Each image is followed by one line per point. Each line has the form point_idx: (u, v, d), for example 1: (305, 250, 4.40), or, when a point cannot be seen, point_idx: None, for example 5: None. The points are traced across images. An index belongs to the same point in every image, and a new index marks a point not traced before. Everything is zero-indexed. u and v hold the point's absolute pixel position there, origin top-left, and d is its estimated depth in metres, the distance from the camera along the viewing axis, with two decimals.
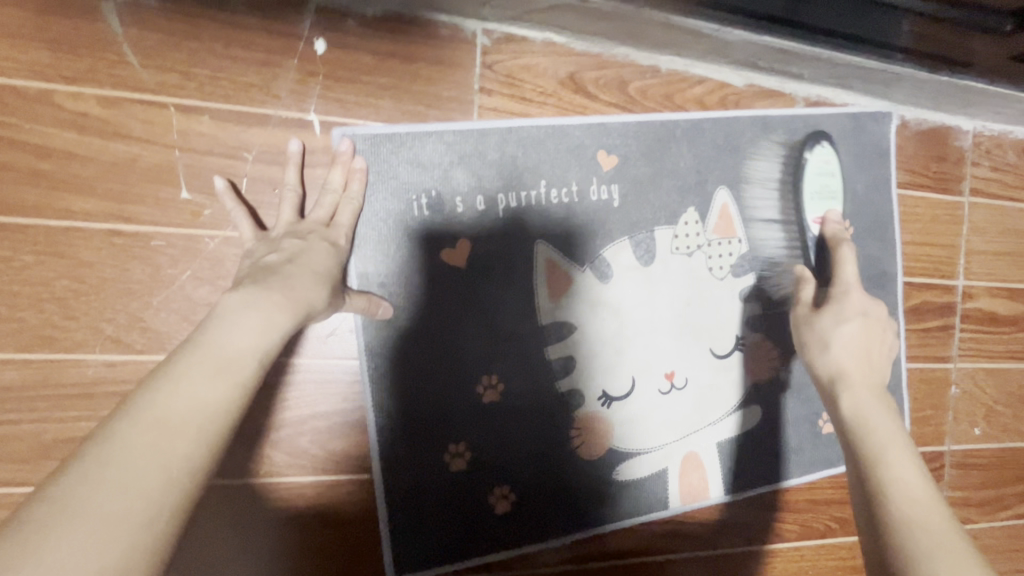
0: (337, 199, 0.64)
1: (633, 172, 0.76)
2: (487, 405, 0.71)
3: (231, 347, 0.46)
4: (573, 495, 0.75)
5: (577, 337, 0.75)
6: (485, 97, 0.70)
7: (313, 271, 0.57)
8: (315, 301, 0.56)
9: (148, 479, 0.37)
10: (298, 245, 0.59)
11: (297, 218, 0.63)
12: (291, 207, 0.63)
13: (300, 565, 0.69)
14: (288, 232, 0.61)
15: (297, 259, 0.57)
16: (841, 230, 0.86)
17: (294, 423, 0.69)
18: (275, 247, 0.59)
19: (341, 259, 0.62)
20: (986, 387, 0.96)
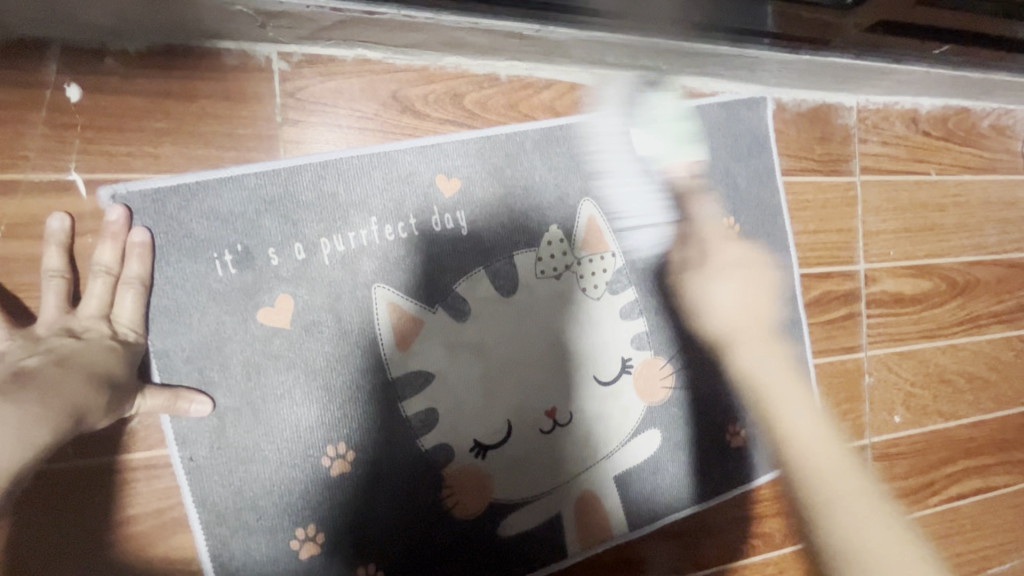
0: (109, 281, 0.55)
1: (479, 195, 0.68)
2: (337, 478, 0.63)
3: None
4: (455, 561, 0.67)
5: (436, 386, 0.66)
6: (291, 131, 0.61)
7: (86, 372, 0.49)
8: (89, 407, 0.48)
9: None
10: (71, 344, 0.50)
11: (63, 312, 0.53)
12: (54, 295, 0.53)
13: None
14: (53, 331, 0.51)
15: (70, 359, 0.49)
16: (727, 227, 0.80)
17: (99, 538, 0.57)
18: (40, 348, 0.49)
19: (129, 355, 0.54)
20: (901, 372, 0.92)
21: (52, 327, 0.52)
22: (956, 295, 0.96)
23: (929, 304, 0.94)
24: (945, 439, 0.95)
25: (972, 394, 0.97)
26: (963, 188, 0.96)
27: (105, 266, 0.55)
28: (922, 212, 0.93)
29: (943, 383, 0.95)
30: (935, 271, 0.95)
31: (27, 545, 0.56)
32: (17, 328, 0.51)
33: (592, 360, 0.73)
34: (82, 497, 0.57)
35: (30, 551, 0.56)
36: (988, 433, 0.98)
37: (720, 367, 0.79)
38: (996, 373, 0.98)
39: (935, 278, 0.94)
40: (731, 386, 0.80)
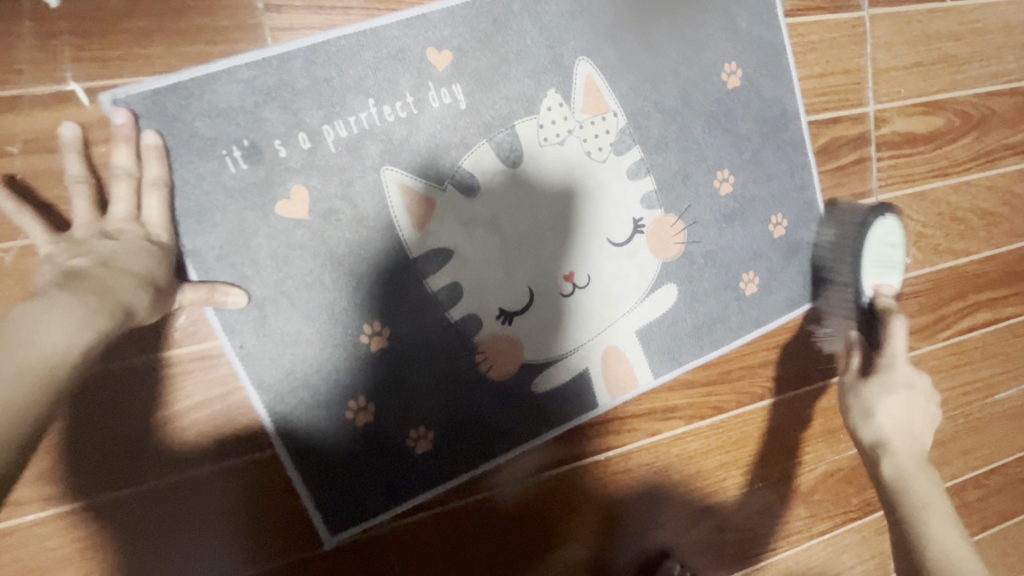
0: (133, 182, 0.55)
1: (472, 67, 0.67)
2: (377, 353, 0.68)
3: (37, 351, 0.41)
4: (496, 418, 0.74)
5: (457, 262, 0.69)
6: (274, 17, 0.60)
7: (129, 270, 0.51)
8: (134, 295, 0.50)
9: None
10: (112, 243, 0.52)
11: (94, 216, 0.54)
12: (85, 200, 0.54)
13: (233, 554, 0.67)
14: (90, 234, 0.52)
15: (114, 257, 0.50)
16: (728, 74, 0.78)
17: (178, 422, 0.64)
18: (82, 248, 0.51)
19: (166, 257, 0.56)
20: (913, 213, 0.92)
21: (88, 229, 0.53)
22: (970, 131, 0.93)
23: (943, 141, 0.92)
24: (956, 276, 0.97)
25: (984, 230, 0.97)
26: (977, 15, 0.91)
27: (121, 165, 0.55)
28: (935, 43, 0.89)
29: (955, 222, 0.95)
30: (950, 106, 0.92)
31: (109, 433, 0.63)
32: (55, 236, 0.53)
33: (604, 220, 0.74)
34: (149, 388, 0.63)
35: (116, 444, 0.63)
36: (1000, 267, 0.99)
37: (729, 219, 0.81)
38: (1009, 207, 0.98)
39: (949, 114, 0.92)
40: (741, 238, 0.82)
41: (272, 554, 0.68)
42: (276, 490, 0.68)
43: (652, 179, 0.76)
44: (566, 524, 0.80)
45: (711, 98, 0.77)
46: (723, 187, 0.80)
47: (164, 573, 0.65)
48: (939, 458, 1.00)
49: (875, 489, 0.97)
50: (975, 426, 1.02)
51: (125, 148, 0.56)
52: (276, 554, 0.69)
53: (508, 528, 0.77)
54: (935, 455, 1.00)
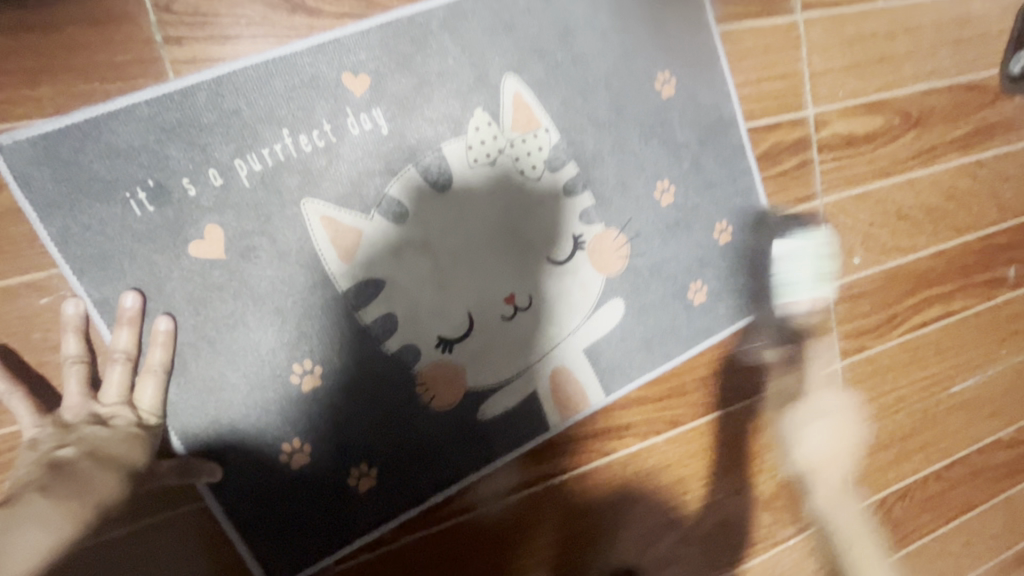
0: (127, 366, 0.58)
1: (393, 89, 0.64)
2: (310, 392, 0.65)
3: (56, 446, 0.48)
4: (442, 449, 0.71)
5: (389, 291, 0.67)
6: (174, 49, 0.57)
7: (115, 465, 0.55)
8: (135, 464, 0.56)
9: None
10: (99, 434, 0.55)
11: (86, 397, 0.57)
12: (70, 357, 0.56)
13: None
14: (81, 418, 0.56)
15: (99, 451, 0.54)
16: (662, 83, 0.77)
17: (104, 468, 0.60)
18: (70, 437, 0.55)
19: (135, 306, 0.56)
20: (859, 214, 0.92)
21: (79, 412, 0.56)
22: (910, 129, 0.94)
23: (884, 141, 0.93)
24: (906, 273, 0.97)
25: (930, 227, 0.98)
26: (910, 14, 0.92)
27: (107, 335, 0.57)
28: (870, 44, 0.90)
29: (901, 219, 0.96)
30: (889, 106, 0.92)
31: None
32: (47, 412, 0.56)
33: (542, 240, 0.73)
34: (43, 511, 0.50)
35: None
36: (948, 262, 1.00)
37: (672, 229, 0.79)
38: (953, 202, 0.99)
39: (888, 113, 0.92)
40: (686, 248, 0.81)
41: None
42: (210, 545, 0.64)
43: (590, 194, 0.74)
44: (524, 553, 0.77)
45: (644, 110, 0.76)
46: (664, 198, 0.78)
47: None
48: (900, 454, 1.01)
49: None
50: (934, 420, 1.03)
51: (112, 348, 0.57)
52: None
53: (462, 561, 0.74)
54: (895, 452, 1.00)
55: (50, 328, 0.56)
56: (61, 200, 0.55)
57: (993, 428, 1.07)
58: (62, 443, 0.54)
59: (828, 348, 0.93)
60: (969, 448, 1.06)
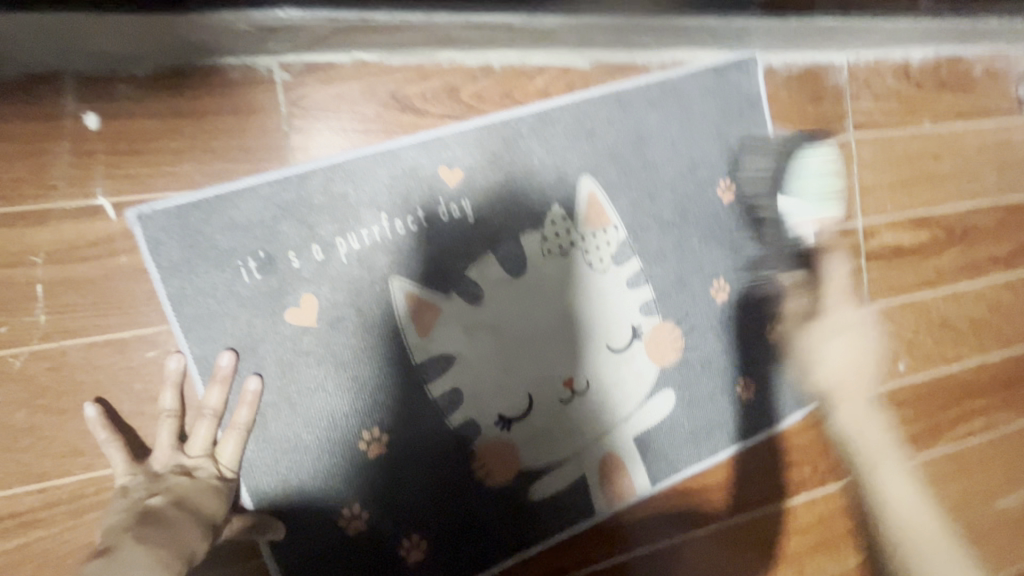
0: (213, 422, 0.60)
1: (482, 183, 0.71)
2: (374, 459, 0.67)
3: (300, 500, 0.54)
4: (490, 526, 0.72)
5: (459, 367, 0.70)
6: (298, 138, 0.64)
7: (196, 515, 0.54)
8: (213, 516, 0.56)
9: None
10: (184, 484, 0.56)
11: (173, 449, 0.58)
12: (165, 409, 0.59)
13: None
14: (167, 468, 0.57)
15: (185, 501, 0.54)
16: (723, 190, 0.83)
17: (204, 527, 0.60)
18: (159, 487, 0.55)
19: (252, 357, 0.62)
20: (904, 321, 0.95)
21: (167, 463, 0.57)
22: (955, 243, 0.98)
23: (930, 253, 0.96)
24: (949, 383, 0.98)
25: (974, 338, 1.00)
26: (956, 137, 0.98)
27: (201, 390, 0.61)
28: (918, 163, 0.95)
29: (946, 329, 0.98)
30: (934, 221, 0.96)
31: (88, 549, 0.59)
32: (137, 461, 0.58)
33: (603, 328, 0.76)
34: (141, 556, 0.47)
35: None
36: (991, 374, 1.01)
37: (724, 325, 0.83)
38: (997, 315, 1.01)
39: (934, 227, 0.96)
40: (737, 344, 0.84)
41: None
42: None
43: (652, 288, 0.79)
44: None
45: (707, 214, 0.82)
46: (719, 295, 0.83)
47: None
48: None
49: None
50: (978, 535, 1.00)
51: (203, 403, 0.60)
52: None
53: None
54: None
55: (152, 380, 0.60)
56: (182, 264, 0.61)
57: None
58: (152, 492, 0.55)
59: None
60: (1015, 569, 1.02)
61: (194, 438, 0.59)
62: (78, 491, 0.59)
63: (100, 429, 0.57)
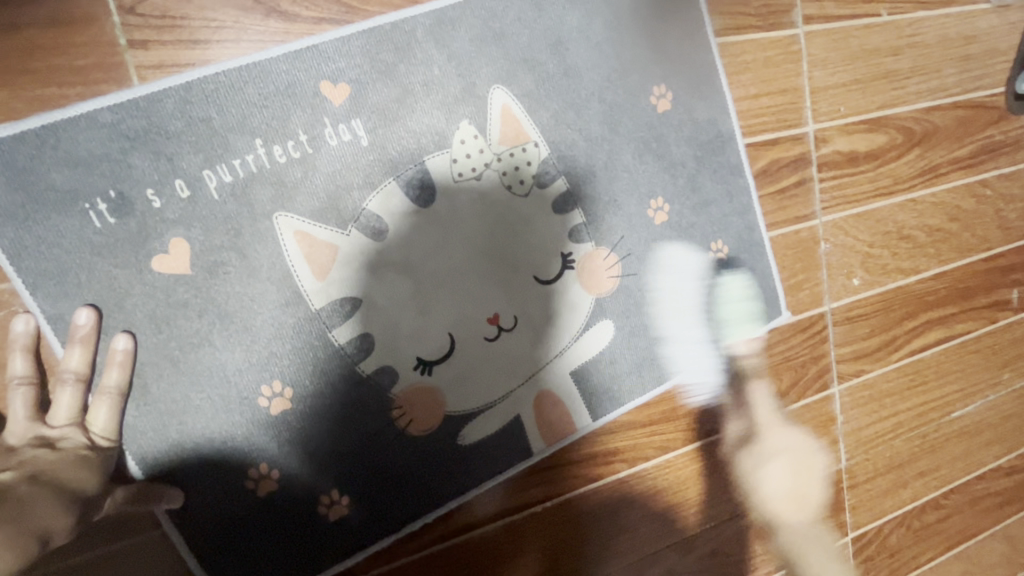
0: (77, 388, 0.54)
1: (374, 99, 0.61)
2: (279, 415, 0.62)
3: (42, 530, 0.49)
4: (417, 477, 0.68)
5: (367, 310, 0.64)
6: (140, 54, 0.54)
7: (61, 491, 0.51)
8: (85, 487, 0.52)
9: None
10: (45, 457, 0.51)
11: (32, 420, 0.53)
12: (14, 377, 0.53)
13: None
14: (25, 441, 0.52)
15: (44, 475, 0.50)
16: (658, 97, 0.74)
17: None
18: (11, 462, 0.50)
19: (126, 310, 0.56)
20: (859, 234, 0.90)
21: (24, 436, 0.52)
22: (914, 147, 0.91)
23: (887, 159, 0.90)
24: (906, 296, 0.94)
25: (932, 248, 0.95)
26: (917, 28, 0.89)
27: (58, 353, 0.54)
28: (875, 59, 0.87)
29: (903, 240, 0.93)
30: (892, 123, 0.90)
31: None
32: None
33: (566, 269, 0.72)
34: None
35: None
36: (950, 284, 0.97)
37: (664, 248, 0.77)
38: (957, 223, 0.96)
39: (891, 130, 0.90)
40: (679, 267, 0.78)
41: None
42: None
43: (602, 203, 0.73)
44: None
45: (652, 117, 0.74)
46: (658, 217, 0.76)
47: None
48: (897, 481, 0.97)
49: (834, 519, 0.93)
50: (933, 446, 1.00)
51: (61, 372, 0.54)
52: None
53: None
54: (893, 479, 0.97)
55: (1, 345, 0.53)
56: (14, 210, 0.52)
57: (995, 454, 1.04)
58: (3, 466, 0.50)
59: (825, 372, 0.90)
60: (969, 476, 1.03)
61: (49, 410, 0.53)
62: None
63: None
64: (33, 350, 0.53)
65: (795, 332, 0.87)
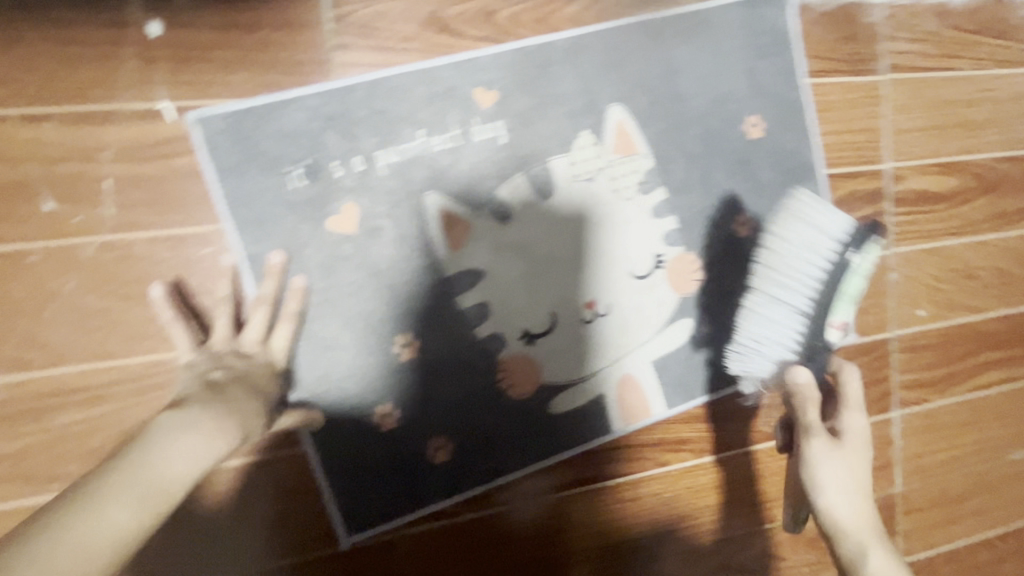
0: (265, 312, 0.66)
1: (516, 105, 0.73)
2: (407, 363, 0.72)
3: (166, 473, 0.45)
4: (511, 436, 0.77)
5: (487, 283, 0.74)
6: (342, 54, 0.68)
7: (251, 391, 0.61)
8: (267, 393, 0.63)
9: (100, 539, 0.39)
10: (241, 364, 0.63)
11: (230, 334, 0.65)
12: (219, 306, 0.65)
13: (268, 544, 0.72)
14: (224, 351, 0.63)
15: (242, 377, 0.61)
16: (751, 126, 0.84)
17: None
18: (218, 364, 0.62)
19: (304, 258, 0.68)
20: (927, 268, 0.95)
21: (224, 346, 0.64)
22: (985, 193, 0.97)
23: (958, 201, 0.96)
24: (969, 333, 0.99)
25: (998, 290, 0.99)
26: (994, 84, 0.96)
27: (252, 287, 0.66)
28: (952, 109, 0.94)
29: (970, 279, 0.98)
30: (966, 169, 0.96)
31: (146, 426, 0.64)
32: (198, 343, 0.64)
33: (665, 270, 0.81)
34: (190, 425, 0.51)
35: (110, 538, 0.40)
36: (1015, 327, 1.01)
37: (746, 259, 0.84)
38: None
39: (964, 175, 0.96)
40: None
41: (300, 548, 0.73)
42: (306, 493, 0.72)
43: (695, 215, 0.82)
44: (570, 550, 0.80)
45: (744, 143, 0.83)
46: (742, 231, 0.84)
47: (189, 563, 0.70)
48: (950, 514, 1.00)
49: None
50: (989, 485, 1.01)
51: (256, 299, 0.66)
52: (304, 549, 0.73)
53: (510, 548, 0.78)
54: (946, 511, 0.99)
55: (213, 275, 0.66)
56: (234, 168, 0.65)
57: None
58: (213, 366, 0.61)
59: (884, 397, 0.94)
60: None
61: (243, 336, 0.65)
62: (142, 372, 0.64)
63: (161, 318, 0.63)
64: (235, 288, 0.66)
65: (858, 353, 0.93)
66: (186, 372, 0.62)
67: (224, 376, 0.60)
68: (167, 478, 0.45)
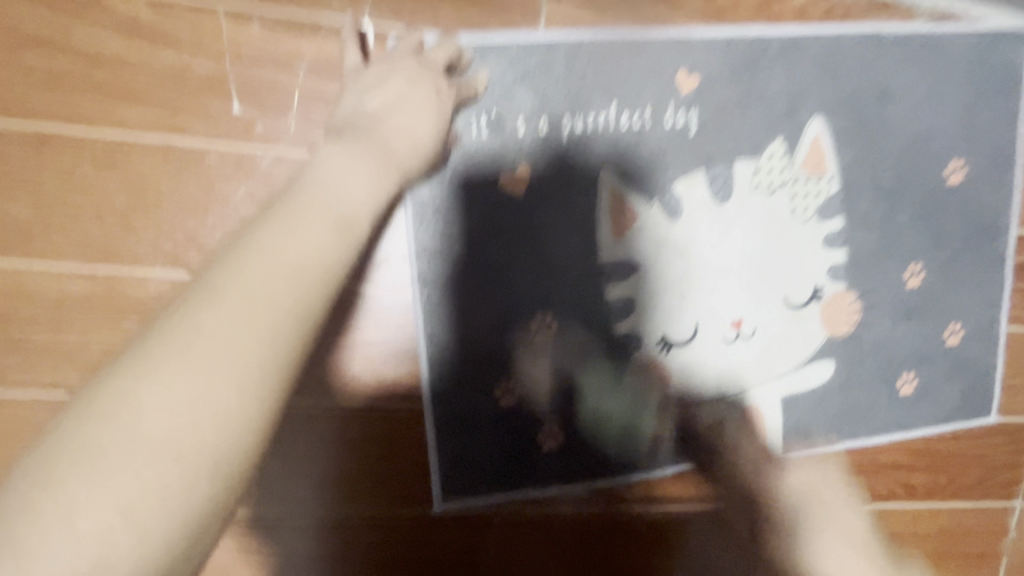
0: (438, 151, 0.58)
1: (716, 96, 0.67)
2: (540, 343, 0.69)
3: (301, 254, 0.39)
4: (624, 440, 0.73)
5: (638, 279, 0.69)
6: (553, 6, 0.63)
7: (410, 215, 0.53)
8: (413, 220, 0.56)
9: (228, 362, 0.34)
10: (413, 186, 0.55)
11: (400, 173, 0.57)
12: (399, 71, 0.57)
13: (369, 489, 0.71)
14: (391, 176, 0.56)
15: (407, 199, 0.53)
16: (953, 170, 0.75)
17: (376, 348, 0.68)
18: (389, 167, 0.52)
19: (466, 210, 0.66)
20: None
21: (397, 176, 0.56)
22: None
23: None
24: None
25: None
26: None
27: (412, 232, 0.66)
28: None
29: None
30: None
31: None
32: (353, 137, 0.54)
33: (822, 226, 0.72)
34: (312, 217, 0.42)
35: (312, 248, 0.40)
36: None
37: (908, 311, 0.77)
38: None
39: None
40: (912, 335, 0.78)
41: (397, 502, 0.72)
42: (395, 448, 0.70)
43: (867, 256, 0.75)
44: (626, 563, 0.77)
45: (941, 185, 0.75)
46: (912, 281, 0.77)
47: (296, 489, 0.71)
48: None
49: None
50: None
51: (418, 250, 0.66)
52: (400, 504, 0.72)
53: (584, 549, 0.75)
54: None
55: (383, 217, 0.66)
56: None
57: None
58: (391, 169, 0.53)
59: (1012, 482, 0.84)
60: None
61: (405, 101, 0.55)
62: None
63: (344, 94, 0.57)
64: (427, 70, 0.58)
65: (999, 435, 0.83)
66: (347, 108, 0.55)
67: (383, 122, 0.53)
68: (346, 203, 0.44)
